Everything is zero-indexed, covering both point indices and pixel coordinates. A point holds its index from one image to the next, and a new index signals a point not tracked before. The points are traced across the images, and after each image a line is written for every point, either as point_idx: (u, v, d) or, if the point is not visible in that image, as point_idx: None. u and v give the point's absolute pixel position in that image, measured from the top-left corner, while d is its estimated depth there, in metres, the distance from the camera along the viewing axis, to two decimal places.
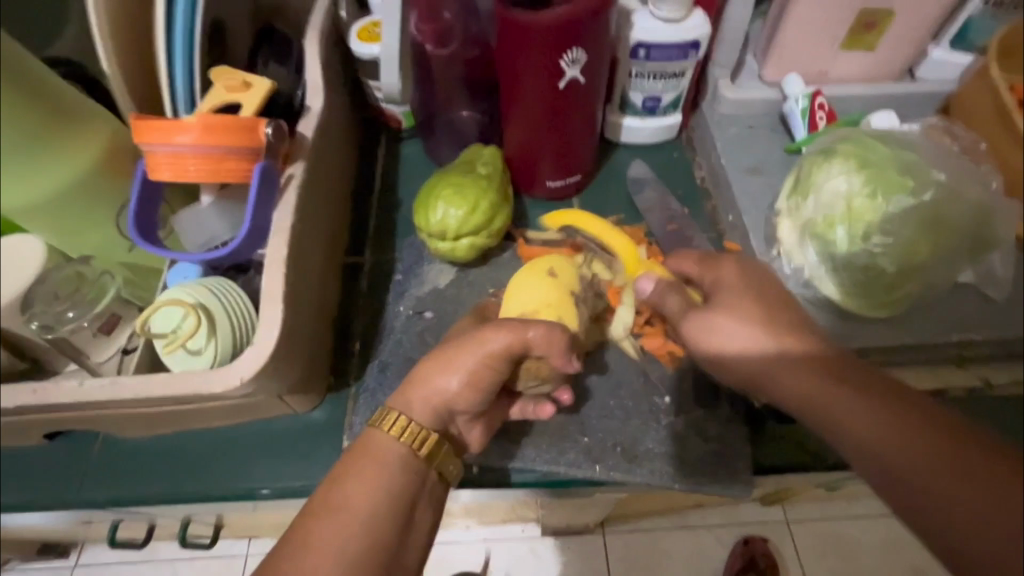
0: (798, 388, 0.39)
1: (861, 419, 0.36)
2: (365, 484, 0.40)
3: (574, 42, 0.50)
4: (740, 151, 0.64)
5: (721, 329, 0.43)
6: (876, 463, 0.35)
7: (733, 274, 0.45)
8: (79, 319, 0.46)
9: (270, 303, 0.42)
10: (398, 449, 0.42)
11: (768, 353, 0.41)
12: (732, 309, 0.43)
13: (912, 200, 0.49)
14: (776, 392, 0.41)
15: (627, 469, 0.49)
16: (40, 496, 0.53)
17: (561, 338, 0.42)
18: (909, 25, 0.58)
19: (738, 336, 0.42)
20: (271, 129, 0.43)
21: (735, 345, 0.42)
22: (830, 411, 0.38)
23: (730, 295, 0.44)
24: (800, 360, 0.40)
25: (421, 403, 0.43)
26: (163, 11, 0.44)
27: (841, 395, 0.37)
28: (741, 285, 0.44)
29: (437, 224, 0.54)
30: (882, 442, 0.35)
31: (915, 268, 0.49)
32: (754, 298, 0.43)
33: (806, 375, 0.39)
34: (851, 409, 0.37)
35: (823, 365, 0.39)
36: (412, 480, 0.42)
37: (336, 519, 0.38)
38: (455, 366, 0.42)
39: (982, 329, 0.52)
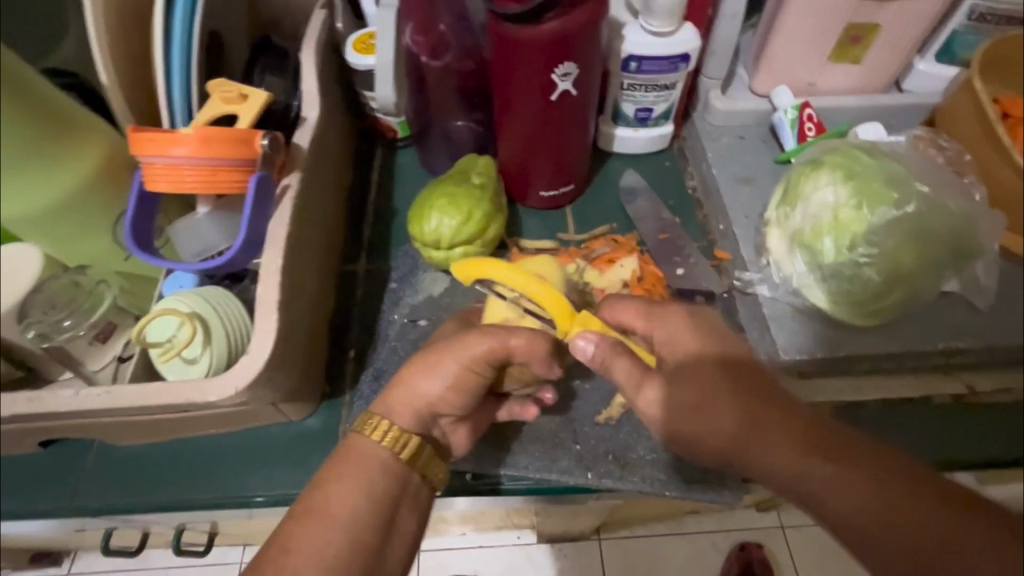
0: (782, 466, 0.39)
1: (838, 483, 0.38)
2: (349, 489, 0.41)
3: (565, 55, 0.51)
4: (730, 161, 0.65)
5: (682, 400, 0.41)
6: (849, 522, 0.37)
7: (679, 323, 0.43)
8: (76, 328, 0.46)
9: (265, 312, 0.43)
10: (383, 455, 0.43)
11: (745, 429, 0.40)
12: (687, 379, 0.41)
13: (897, 212, 0.50)
14: (758, 466, 0.40)
15: (619, 476, 0.50)
16: (34, 503, 0.53)
17: (541, 344, 0.43)
18: (895, 39, 0.60)
19: (711, 422, 0.40)
20: (267, 141, 0.44)
21: (713, 429, 0.41)
22: (810, 481, 0.38)
23: (681, 348, 0.43)
24: (778, 425, 0.40)
25: (406, 408, 0.44)
26: (161, 24, 0.45)
27: (817, 462, 0.38)
28: (688, 343, 0.42)
29: (431, 233, 0.55)
30: (857, 504, 0.37)
31: (899, 276, 0.50)
32: (705, 344, 0.42)
33: (786, 451, 0.39)
34: (840, 488, 0.38)
35: (800, 436, 0.39)
36: (394, 482, 0.42)
37: (319, 522, 0.39)
38: (437, 371, 0.43)
39: (968, 338, 0.53)
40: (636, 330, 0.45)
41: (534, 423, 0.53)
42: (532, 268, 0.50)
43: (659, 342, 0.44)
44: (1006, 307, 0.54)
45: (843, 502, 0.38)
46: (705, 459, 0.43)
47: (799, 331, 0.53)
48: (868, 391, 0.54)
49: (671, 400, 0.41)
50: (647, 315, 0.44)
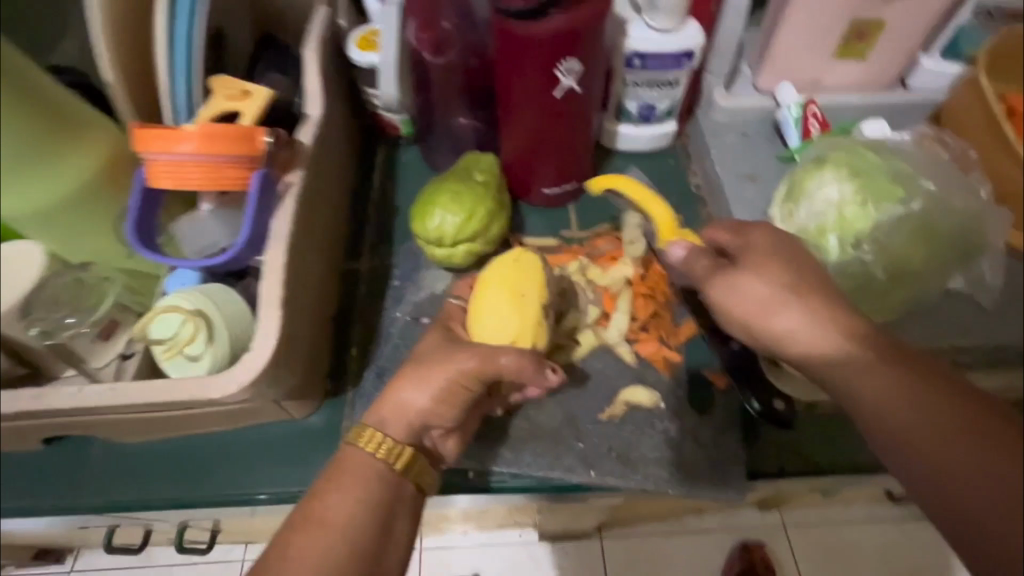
0: (829, 356, 0.37)
1: (886, 389, 0.35)
2: (345, 498, 0.40)
3: (570, 52, 0.50)
4: (734, 158, 0.64)
5: (745, 290, 0.40)
6: (888, 427, 0.35)
7: (763, 237, 0.42)
8: (79, 325, 0.47)
9: (268, 309, 0.43)
10: (377, 468, 0.42)
11: (802, 313, 0.38)
12: (760, 271, 0.40)
13: (902, 209, 0.50)
14: (803, 354, 0.39)
15: (622, 474, 0.50)
16: (38, 499, 0.53)
17: (532, 364, 0.44)
18: (900, 36, 0.59)
19: (757, 289, 0.40)
20: (270, 138, 0.44)
21: (763, 309, 0.40)
22: (853, 378, 0.36)
23: (759, 255, 0.41)
24: (825, 322, 0.38)
25: (398, 420, 0.43)
26: (165, 22, 0.45)
27: (867, 365, 0.36)
28: (769, 249, 0.41)
29: (434, 231, 0.55)
30: (908, 417, 0.34)
31: (904, 272, 0.50)
32: (785, 261, 0.40)
33: (828, 336, 0.38)
34: (877, 376, 0.35)
35: (846, 326, 0.37)
36: (391, 492, 0.42)
37: (315, 531, 0.38)
38: (426, 382, 0.43)
39: (973, 336, 0.53)
40: (727, 247, 0.44)
41: (538, 420, 0.52)
42: (517, 284, 0.48)
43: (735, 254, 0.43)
44: (1013, 306, 0.54)
45: (889, 410, 0.35)
46: (755, 347, 0.42)
47: None
48: None
49: (737, 291, 0.41)
50: (737, 232, 0.43)
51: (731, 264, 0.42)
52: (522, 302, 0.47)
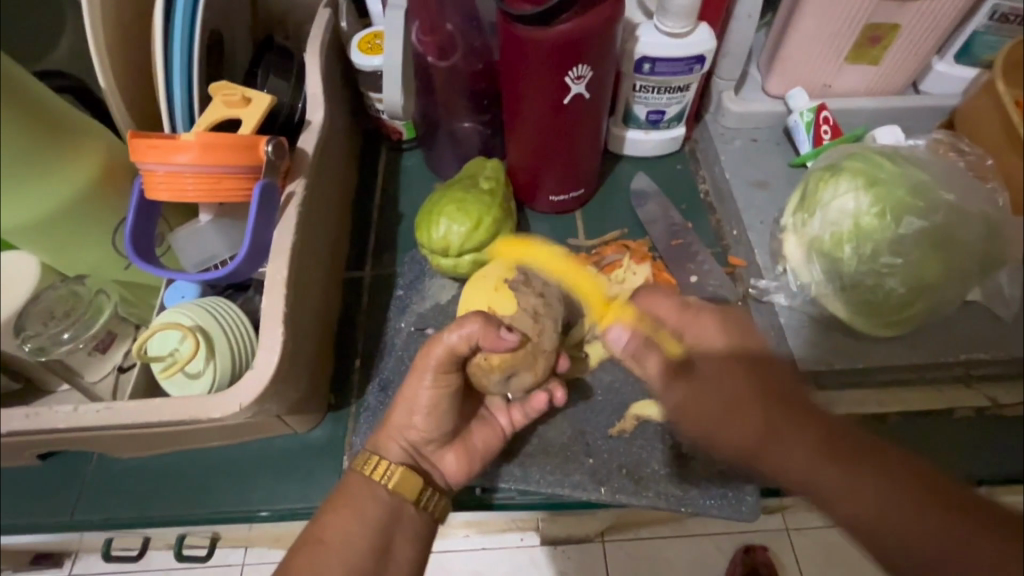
0: (793, 460, 0.37)
1: (850, 485, 0.37)
2: (343, 520, 0.43)
3: (579, 58, 0.49)
4: (744, 165, 0.63)
5: (703, 374, 0.39)
6: (872, 534, 0.37)
7: (709, 325, 0.40)
8: (76, 340, 0.45)
9: (270, 325, 0.41)
10: (379, 495, 0.45)
11: (758, 427, 0.38)
12: (717, 347, 0.40)
13: (923, 222, 0.49)
14: (766, 457, 0.38)
15: (633, 492, 0.49)
16: (35, 517, 0.52)
17: (476, 321, 0.42)
18: (914, 40, 0.58)
19: (716, 381, 0.39)
20: (271, 147, 0.43)
21: (730, 418, 0.38)
22: (838, 497, 0.37)
23: (720, 323, 0.40)
24: (785, 422, 0.38)
25: (391, 443, 0.46)
26: (161, 25, 0.44)
27: (834, 460, 0.37)
28: (720, 340, 0.40)
29: (439, 240, 0.54)
30: (903, 542, 0.36)
31: (922, 288, 0.49)
32: (731, 332, 0.40)
33: (803, 457, 0.37)
34: (853, 491, 0.36)
35: (815, 443, 0.37)
36: (387, 514, 0.45)
37: (314, 550, 0.42)
38: (414, 405, 0.45)
39: (991, 348, 0.51)
40: (670, 327, 0.42)
41: (545, 435, 0.51)
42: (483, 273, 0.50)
43: (690, 327, 0.41)
44: None
45: (852, 502, 0.37)
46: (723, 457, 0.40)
47: (814, 340, 0.52)
48: (886, 405, 0.52)
49: (696, 403, 0.39)
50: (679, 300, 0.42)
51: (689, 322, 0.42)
52: (498, 291, 0.47)
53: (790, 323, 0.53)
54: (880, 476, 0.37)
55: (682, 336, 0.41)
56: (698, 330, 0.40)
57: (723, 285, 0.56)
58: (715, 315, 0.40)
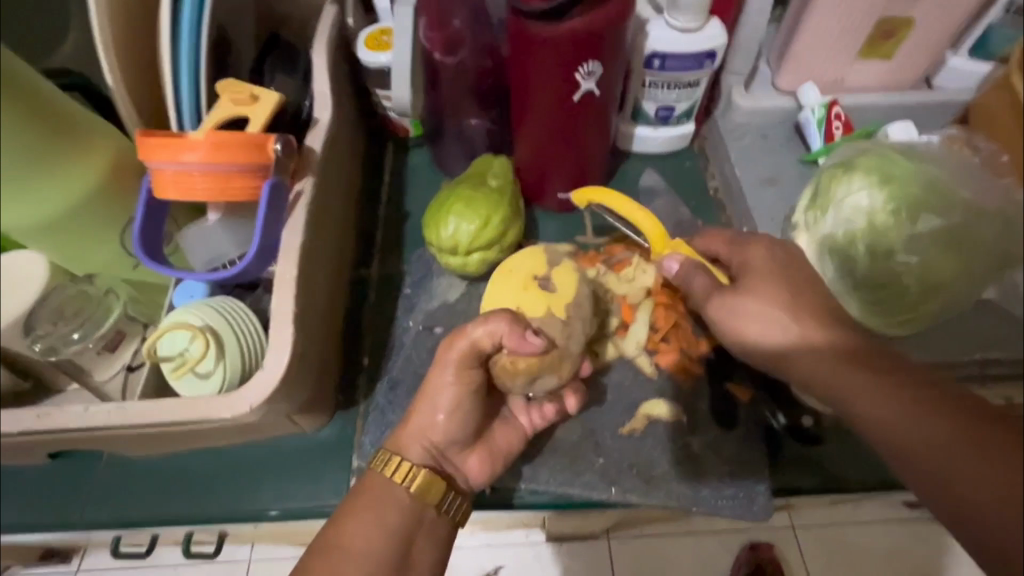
0: (828, 379, 0.39)
1: (890, 410, 0.36)
2: (367, 525, 0.43)
3: (589, 55, 0.48)
4: (754, 161, 0.63)
5: (744, 309, 0.42)
6: (891, 439, 0.36)
7: (762, 254, 0.44)
8: (85, 340, 0.45)
9: (280, 325, 0.41)
10: (401, 496, 0.44)
11: (792, 347, 0.40)
12: (756, 290, 0.42)
13: (943, 219, 0.47)
14: (802, 376, 0.41)
15: (644, 491, 0.48)
16: (46, 516, 0.52)
17: (501, 317, 0.43)
18: (928, 34, 0.57)
19: (760, 317, 0.41)
20: (279, 145, 0.42)
21: (769, 337, 0.41)
22: (856, 402, 0.38)
23: (758, 276, 0.43)
24: (820, 348, 0.40)
25: (413, 444, 0.45)
26: (168, 23, 0.43)
27: (871, 385, 0.37)
28: (766, 269, 0.43)
29: (448, 238, 0.53)
30: (927, 445, 0.34)
31: (940, 288, 0.47)
32: (781, 279, 0.42)
33: (823, 355, 0.39)
34: (874, 394, 0.37)
35: (839, 348, 0.39)
36: (410, 518, 0.44)
37: (336, 557, 0.41)
38: (437, 402, 0.45)
39: (1007, 348, 0.51)
40: (726, 258, 0.47)
41: (555, 434, 0.51)
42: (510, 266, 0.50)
43: (739, 270, 0.45)
44: None
45: (895, 428, 0.36)
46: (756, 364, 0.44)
47: None
48: None
49: (738, 307, 0.42)
50: (733, 245, 0.47)
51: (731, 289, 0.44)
52: (527, 291, 0.47)
53: None
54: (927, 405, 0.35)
55: (733, 265, 0.46)
56: (747, 259, 0.45)
57: None
58: (764, 246, 0.45)
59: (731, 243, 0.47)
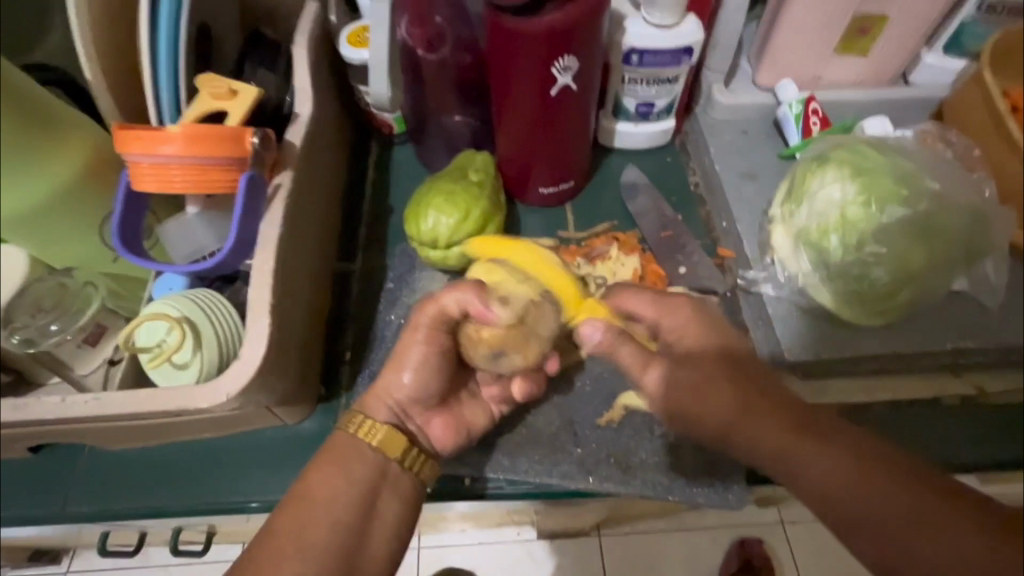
0: (834, 481, 0.37)
1: (889, 501, 0.35)
2: (329, 477, 0.42)
3: (566, 50, 0.49)
4: (734, 157, 0.64)
5: (678, 383, 0.41)
6: (825, 500, 0.37)
7: (686, 317, 0.43)
8: (63, 332, 0.45)
9: (257, 316, 0.42)
10: (367, 454, 0.44)
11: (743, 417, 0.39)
12: (688, 356, 0.42)
13: (906, 210, 0.49)
14: (795, 480, 0.38)
15: (621, 480, 0.49)
16: (29, 509, 0.52)
17: (470, 284, 0.44)
18: (902, 31, 0.58)
19: (690, 389, 0.41)
20: (257, 138, 0.43)
21: (763, 437, 0.39)
22: (795, 464, 0.38)
23: (693, 327, 0.43)
24: (814, 443, 0.38)
25: (379, 405, 0.46)
26: (146, 17, 0.44)
27: (863, 474, 0.36)
28: (695, 334, 0.43)
29: (428, 232, 0.54)
30: (861, 507, 0.36)
31: (908, 277, 0.49)
32: (708, 329, 0.43)
33: (773, 431, 0.39)
34: (820, 463, 0.37)
35: (788, 419, 0.39)
36: (375, 471, 0.44)
37: (302, 508, 0.41)
38: (404, 362, 0.46)
39: (976, 338, 0.52)
40: (645, 318, 0.45)
41: (534, 425, 0.52)
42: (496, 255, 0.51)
43: (665, 326, 0.44)
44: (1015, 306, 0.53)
45: (891, 527, 0.35)
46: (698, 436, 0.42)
47: (802, 331, 0.52)
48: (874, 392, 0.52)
49: (674, 379, 0.42)
50: (659, 298, 0.44)
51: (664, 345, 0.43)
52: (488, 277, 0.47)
53: (778, 312, 0.53)
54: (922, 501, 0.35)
55: (659, 329, 0.44)
56: (677, 325, 0.43)
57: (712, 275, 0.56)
58: (688, 306, 0.44)
59: (654, 304, 0.44)
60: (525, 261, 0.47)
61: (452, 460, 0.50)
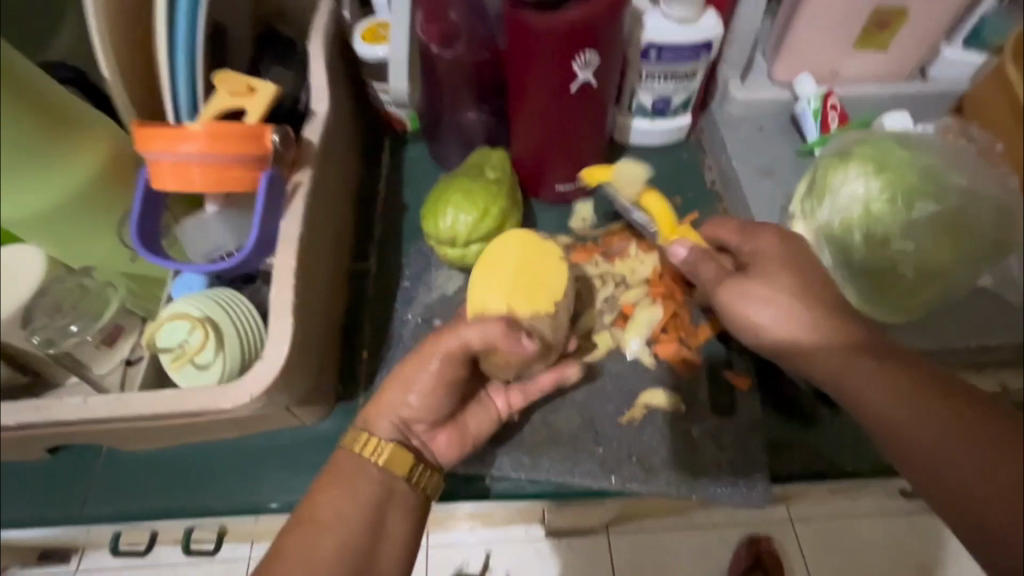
0: (893, 408, 0.36)
1: (948, 436, 0.34)
2: (333, 500, 0.42)
3: (586, 45, 0.49)
4: (751, 152, 0.63)
5: (753, 296, 0.41)
6: (894, 431, 0.36)
7: (770, 242, 0.43)
8: (83, 333, 0.46)
9: (279, 316, 0.41)
10: (373, 473, 0.43)
11: (808, 326, 0.39)
12: (770, 279, 0.41)
13: (934, 207, 0.49)
14: (861, 408, 0.37)
15: (643, 480, 0.49)
16: (46, 510, 0.52)
17: (495, 328, 0.42)
18: (923, 25, 0.58)
19: (768, 308, 0.40)
20: (278, 136, 0.42)
21: (826, 358, 0.39)
22: (866, 392, 0.37)
23: (769, 263, 0.42)
24: (876, 369, 0.37)
25: (384, 420, 0.44)
26: (164, 14, 0.43)
27: (932, 412, 0.35)
28: (781, 258, 0.42)
29: (446, 230, 0.53)
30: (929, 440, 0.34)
31: (934, 274, 0.48)
32: (792, 270, 0.42)
33: (835, 349, 0.39)
34: (887, 391, 0.36)
35: (850, 340, 0.39)
36: (381, 491, 0.43)
37: (308, 530, 0.41)
38: (412, 383, 0.44)
39: (1001, 335, 0.51)
40: (732, 246, 0.46)
41: (555, 424, 0.51)
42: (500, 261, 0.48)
43: (747, 257, 0.44)
44: None
45: (983, 484, 0.32)
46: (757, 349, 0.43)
47: None
48: None
49: (750, 300, 0.41)
50: (742, 232, 0.45)
51: (743, 272, 0.43)
52: (498, 275, 0.47)
53: None
54: (985, 434, 0.33)
55: (741, 254, 0.45)
56: (758, 248, 0.44)
57: None
58: (774, 237, 0.44)
59: (742, 231, 0.45)
60: (539, 273, 0.48)
61: (472, 459, 0.50)
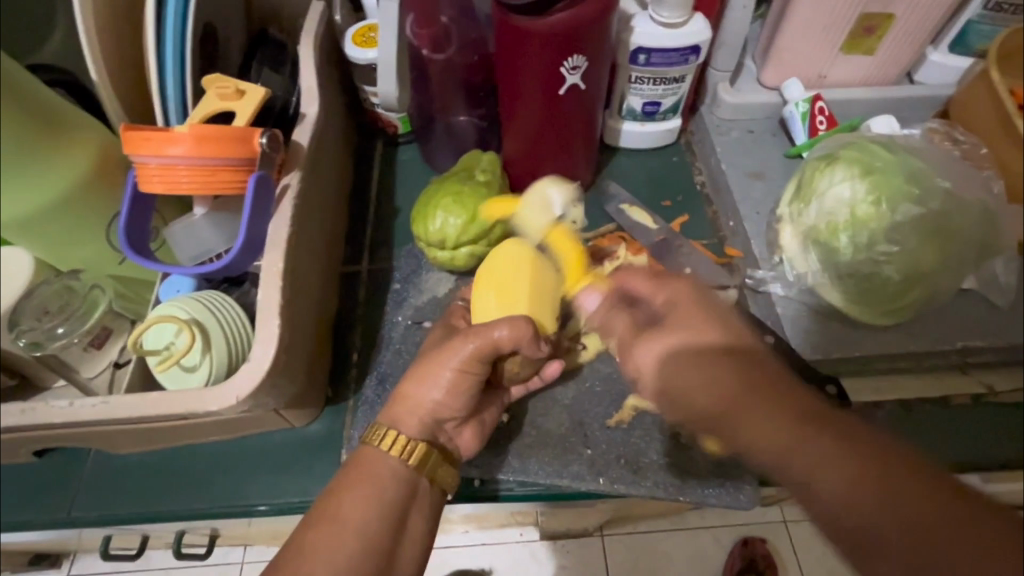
0: (834, 484, 0.34)
1: (895, 512, 0.33)
2: (358, 498, 0.40)
3: (574, 49, 0.49)
4: (740, 155, 0.64)
5: (678, 370, 0.38)
6: (830, 511, 0.34)
7: (683, 290, 0.40)
8: (70, 335, 0.45)
9: (266, 318, 0.41)
10: (398, 467, 0.42)
11: (744, 402, 0.36)
12: (697, 337, 0.38)
13: (918, 209, 0.49)
14: (804, 490, 0.35)
15: (632, 481, 0.49)
16: (33, 514, 0.52)
17: (525, 328, 0.42)
18: (908, 30, 0.58)
19: (699, 374, 0.37)
20: (266, 139, 0.42)
21: (765, 434, 0.36)
22: (805, 475, 0.35)
23: (685, 310, 0.39)
24: (816, 445, 0.35)
25: (409, 416, 0.43)
26: (152, 17, 0.43)
27: (870, 485, 0.34)
28: (692, 306, 0.39)
29: (436, 233, 0.54)
30: (867, 515, 0.33)
31: (918, 276, 0.49)
32: (714, 326, 0.39)
33: (773, 425, 0.36)
34: (829, 464, 0.35)
35: (788, 413, 0.36)
36: (403, 490, 0.42)
37: (332, 529, 0.39)
38: (437, 379, 0.43)
39: (985, 336, 0.52)
40: (644, 296, 0.42)
41: (544, 426, 0.51)
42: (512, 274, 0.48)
43: (662, 309, 0.40)
44: None
45: (919, 552, 0.32)
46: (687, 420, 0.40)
47: (812, 329, 0.52)
48: (884, 393, 0.52)
49: (680, 371, 0.38)
50: (656, 282, 0.41)
51: (653, 327, 0.40)
52: (507, 295, 0.47)
53: (788, 312, 0.53)
54: (921, 504, 0.33)
55: (656, 305, 0.41)
56: (674, 299, 0.40)
57: (721, 274, 0.56)
58: (687, 285, 0.40)
59: (652, 280, 0.41)
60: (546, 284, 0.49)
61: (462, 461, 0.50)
